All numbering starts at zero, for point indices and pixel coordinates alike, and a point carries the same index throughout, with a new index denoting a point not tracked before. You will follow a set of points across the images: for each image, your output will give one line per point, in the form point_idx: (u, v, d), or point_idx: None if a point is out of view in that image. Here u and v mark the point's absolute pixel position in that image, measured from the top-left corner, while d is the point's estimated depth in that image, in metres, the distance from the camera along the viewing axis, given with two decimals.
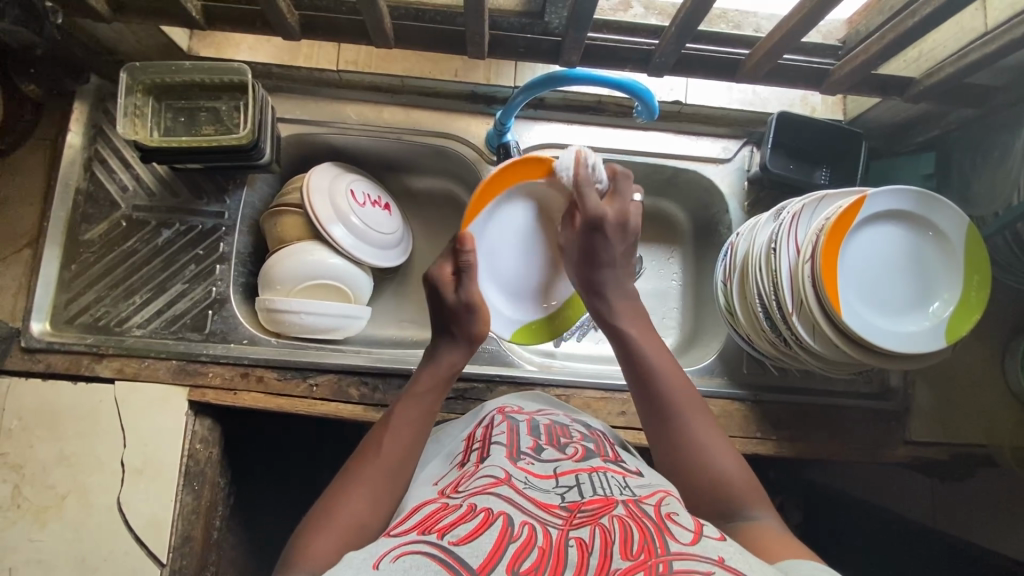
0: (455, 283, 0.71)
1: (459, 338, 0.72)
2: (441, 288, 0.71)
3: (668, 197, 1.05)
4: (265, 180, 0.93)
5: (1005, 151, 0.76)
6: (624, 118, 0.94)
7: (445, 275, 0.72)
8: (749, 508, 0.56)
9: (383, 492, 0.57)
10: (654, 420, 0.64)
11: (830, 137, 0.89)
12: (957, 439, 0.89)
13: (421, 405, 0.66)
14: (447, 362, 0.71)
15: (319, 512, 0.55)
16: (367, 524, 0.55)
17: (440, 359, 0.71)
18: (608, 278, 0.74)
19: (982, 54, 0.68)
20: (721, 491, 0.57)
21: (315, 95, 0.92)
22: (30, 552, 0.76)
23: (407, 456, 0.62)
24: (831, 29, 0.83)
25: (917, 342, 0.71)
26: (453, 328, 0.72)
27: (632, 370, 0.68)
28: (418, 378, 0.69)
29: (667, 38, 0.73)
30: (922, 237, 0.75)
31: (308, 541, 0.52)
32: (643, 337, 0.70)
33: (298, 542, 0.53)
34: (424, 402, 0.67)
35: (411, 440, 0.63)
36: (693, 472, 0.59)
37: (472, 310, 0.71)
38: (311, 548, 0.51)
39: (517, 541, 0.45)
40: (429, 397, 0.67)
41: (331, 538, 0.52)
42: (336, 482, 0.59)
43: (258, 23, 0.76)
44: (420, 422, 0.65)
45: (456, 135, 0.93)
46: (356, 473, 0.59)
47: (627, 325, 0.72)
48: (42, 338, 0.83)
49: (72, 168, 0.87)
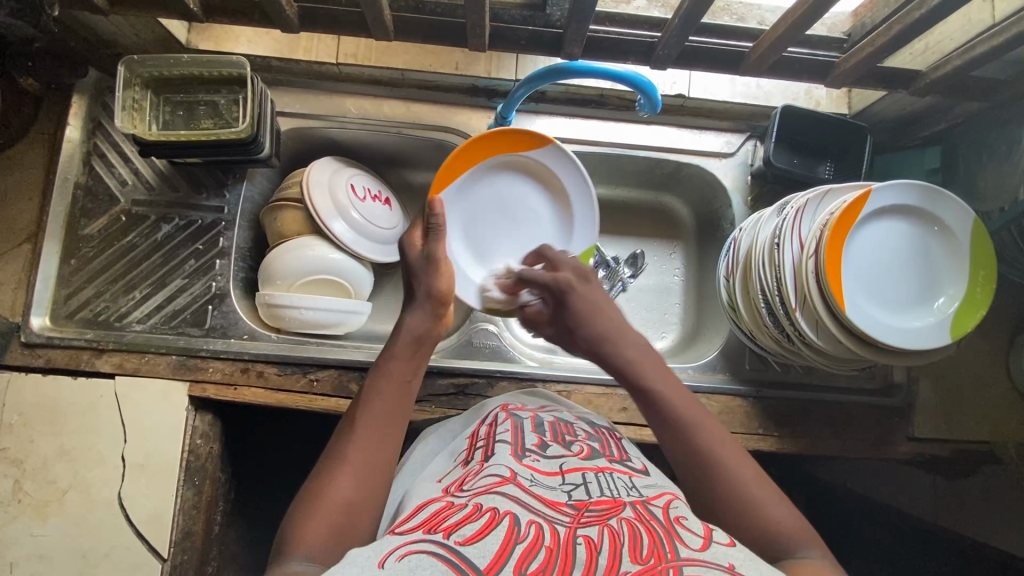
0: (422, 245, 0.74)
1: (422, 299, 0.71)
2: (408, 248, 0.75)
3: (671, 192, 1.04)
4: (265, 174, 0.93)
5: (1013, 145, 0.75)
6: (627, 111, 0.93)
7: (414, 239, 0.75)
8: (768, 531, 0.54)
9: (367, 475, 0.57)
10: (689, 468, 0.59)
11: (835, 131, 0.88)
12: (961, 436, 0.88)
13: (392, 373, 0.65)
14: (412, 328, 0.69)
15: (305, 498, 0.55)
16: (355, 504, 0.54)
17: (408, 325, 0.69)
18: (604, 344, 0.67)
19: (990, 47, 0.67)
20: (764, 532, 0.54)
21: (315, 89, 0.91)
22: (32, 546, 0.76)
23: (386, 427, 0.61)
24: (836, 21, 0.82)
25: (922, 338, 0.71)
26: (414, 288, 0.72)
27: (661, 427, 0.61)
28: (387, 348, 0.67)
29: (669, 30, 0.72)
30: (927, 232, 0.74)
31: (298, 529, 0.52)
32: (671, 393, 0.63)
33: (288, 529, 0.52)
34: (395, 369, 0.65)
35: (387, 409, 0.62)
36: (740, 523, 0.55)
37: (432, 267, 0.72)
38: (302, 536, 0.51)
39: (523, 541, 0.44)
40: (401, 364, 0.66)
41: (319, 524, 0.52)
42: (319, 467, 0.58)
43: (256, 15, 0.75)
44: (393, 392, 0.63)
45: (456, 128, 0.93)
46: (337, 456, 0.57)
47: (652, 379, 0.64)
48: (42, 333, 0.83)
49: (71, 162, 0.86)
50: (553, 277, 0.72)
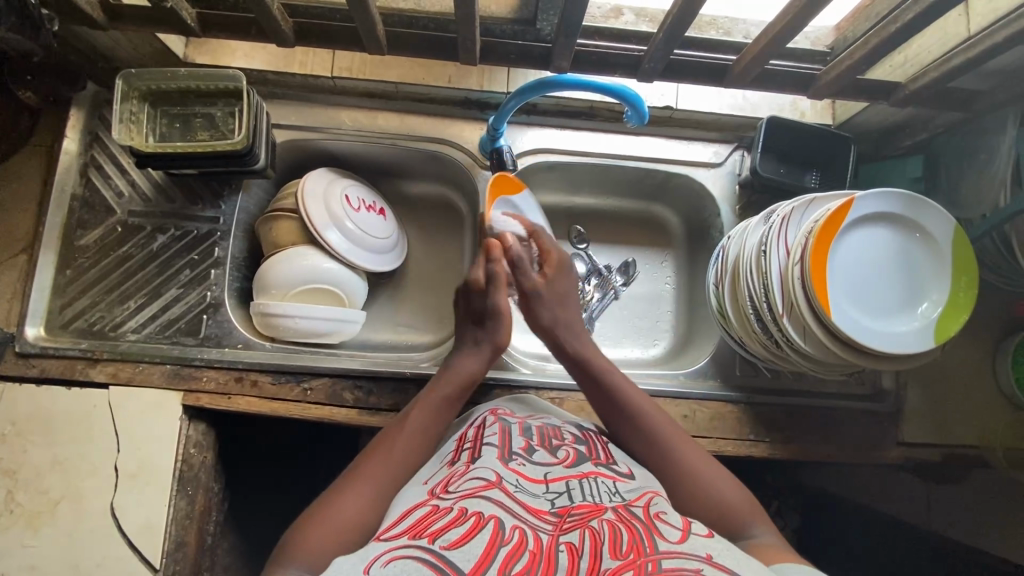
0: (485, 291, 0.75)
1: (485, 346, 0.75)
2: (471, 295, 0.76)
3: (662, 202, 1.06)
4: (260, 186, 0.94)
5: (992, 154, 0.77)
6: (616, 123, 0.95)
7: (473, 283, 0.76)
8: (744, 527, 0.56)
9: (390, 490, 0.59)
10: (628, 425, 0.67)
11: (820, 141, 0.90)
12: (950, 441, 0.89)
13: (436, 407, 0.68)
14: (466, 367, 0.72)
15: (324, 501, 0.57)
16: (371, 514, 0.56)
17: (460, 368, 0.72)
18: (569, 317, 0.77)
19: (966, 58, 0.69)
20: (712, 512, 0.57)
21: (309, 102, 0.93)
22: (23, 558, 0.76)
23: (415, 458, 0.63)
24: (819, 34, 0.83)
25: (907, 342, 0.72)
26: (479, 337, 0.75)
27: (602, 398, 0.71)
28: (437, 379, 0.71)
29: (655, 44, 0.74)
30: (909, 238, 0.75)
31: (313, 526, 0.54)
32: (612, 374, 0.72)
33: (304, 525, 0.54)
34: (442, 408, 0.68)
35: (420, 439, 0.65)
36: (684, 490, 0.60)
37: (496, 317, 0.75)
38: (312, 537, 0.52)
39: (507, 544, 0.45)
40: (446, 403, 0.69)
41: (333, 528, 0.53)
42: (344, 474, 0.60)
43: (252, 30, 0.77)
44: (429, 424, 0.66)
45: (450, 141, 0.95)
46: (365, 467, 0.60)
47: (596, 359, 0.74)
48: (36, 343, 0.83)
49: (68, 174, 0.88)
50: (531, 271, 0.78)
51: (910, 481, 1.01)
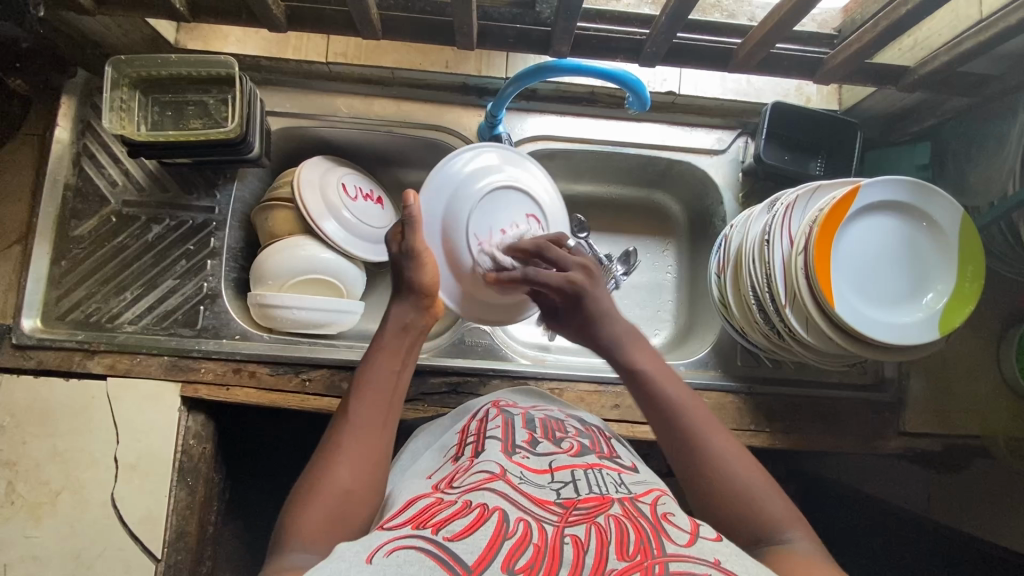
0: (401, 241, 0.72)
1: (406, 293, 0.71)
2: (391, 245, 0.73)
3: (663, 189, 1.04)
4: (255, 174, 0.93)
5: (1001, 140, 0.75)
6: (618, 109, 0.93)
7: (396, 235, 0.74)
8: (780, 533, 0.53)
9: (367, 466, 0.57)
10: (676, 445, 0.60)
11: (825, 127, 0.89)
12: (952, 430, 0.88)
13: (382, 363, 0.65)
14: (399, 318, 0.69)
15: (303, 491, 0.54)
16: (352, 494, 0.54)
17: (392, 318, 0.69)
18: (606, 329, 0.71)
19: (976, 42, 0.67)
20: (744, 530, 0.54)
21: (305, 88, 0.91)
22: (25, 548, 0.76)
23: (379, 426, 0.60)
24: (826, 17, 0.82)
25: (909, 333, 0.71)
26: (399, 285, 0.72)
27: (643, 398, 0.65)
28: (377, 338, 0.67)
29: (658, 28, 0.72)
30: (916, 228, 0.74)
31: (295, 522, 0.52)
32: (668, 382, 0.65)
33: (288, 521, 0.52)
34: (387, 358, 0.65)
35: (382, 404, 0.62)
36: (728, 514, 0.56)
37: (416, 259, 0.72)
38: (298, 533, 0.51)
39: (512, 537, 0.44)
40: (391, 355, 0.66)
41: (316, 519, 0.52)
42: (315, 459, 0.57)
43: (243, 15, 0.75)
44: (386, 383, 0.63)
45: (447, 127, 0.93)
46: (335, 448, 0.57)
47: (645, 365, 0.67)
48: (33, 335, 0.83)
49: (61, 163, 0.86)
50: (565, 278, 0.73)
51: (910, 470, 1.01)
